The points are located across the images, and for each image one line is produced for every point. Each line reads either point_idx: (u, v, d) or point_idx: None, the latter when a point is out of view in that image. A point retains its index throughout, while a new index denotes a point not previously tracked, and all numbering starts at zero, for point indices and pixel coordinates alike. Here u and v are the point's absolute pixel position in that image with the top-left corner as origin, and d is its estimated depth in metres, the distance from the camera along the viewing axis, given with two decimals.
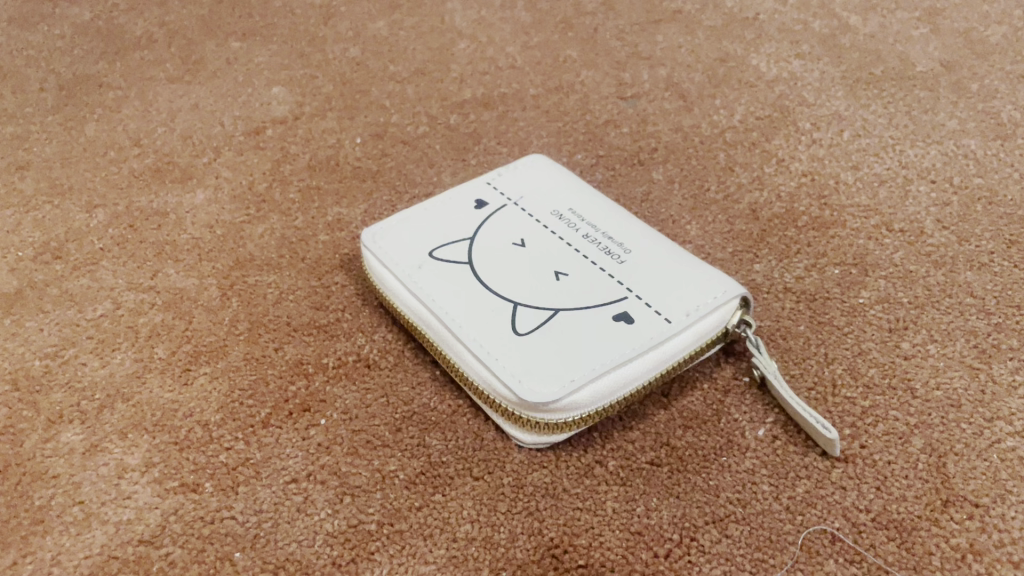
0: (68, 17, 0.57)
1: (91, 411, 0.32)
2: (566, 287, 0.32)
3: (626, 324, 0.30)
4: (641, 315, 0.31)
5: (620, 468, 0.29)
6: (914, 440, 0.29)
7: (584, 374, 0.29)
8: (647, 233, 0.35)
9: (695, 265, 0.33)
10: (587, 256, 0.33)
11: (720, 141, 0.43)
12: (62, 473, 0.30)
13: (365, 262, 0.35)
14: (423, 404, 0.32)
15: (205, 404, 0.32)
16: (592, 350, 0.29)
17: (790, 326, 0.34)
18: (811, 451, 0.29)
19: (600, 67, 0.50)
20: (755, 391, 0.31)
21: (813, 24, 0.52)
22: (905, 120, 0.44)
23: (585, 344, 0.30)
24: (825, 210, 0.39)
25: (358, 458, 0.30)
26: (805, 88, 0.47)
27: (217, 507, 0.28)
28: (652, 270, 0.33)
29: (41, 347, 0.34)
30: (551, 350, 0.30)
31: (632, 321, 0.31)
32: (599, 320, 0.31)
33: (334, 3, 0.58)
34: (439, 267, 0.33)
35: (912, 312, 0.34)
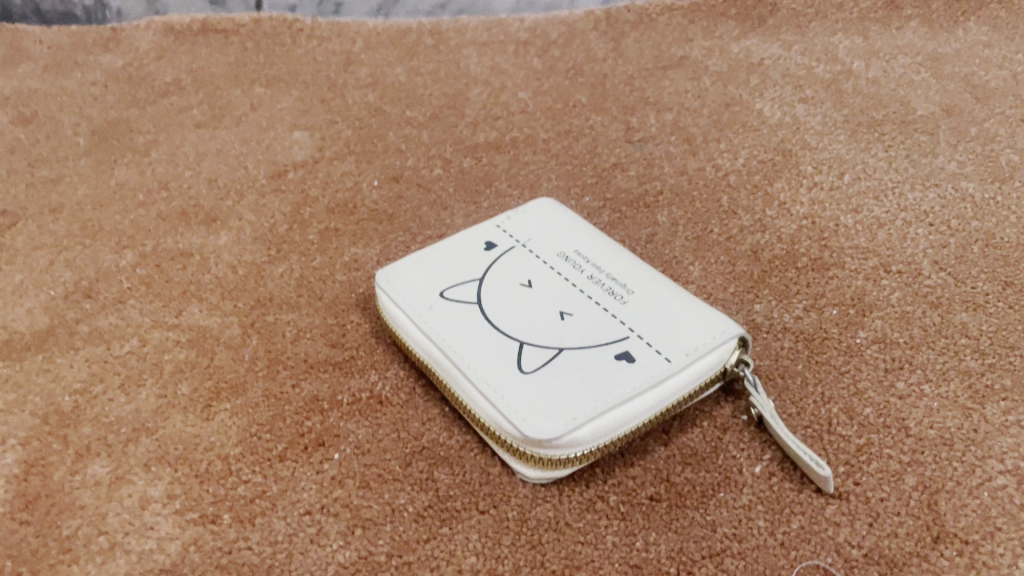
0: (101, 65, 0.60)
1: (117, 445, 0.33)
2: (570, 327, 0.33)
3: (628, 363, 0.32)
4: (642, 354, 0.32)
5: (620, 503, 0.30)
6: (907, 478, 0.30)
7: (586, 411, 0.30)
8: (650, 275, 0.36)
9: (695, 307, 0.34)
10: (592, 297, 0.35)
11: (724, 184, 0.45)
12: (89, 504, 0.31)
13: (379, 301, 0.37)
14: (432, 440, 0.33)
15: (226, 438, 0.33)
16: (594, 388, 0.31)
17: (788, 365, 0.35)
18: (806, 488, 0.30)
19: (609, 112, 0.52)
20: (753, 429, 0.32)
21: (817, 68, 0.54)
22: (905, 164, 0.45)
23: (587, 382, 0.31)
24: (825, 251, 0.40)
25: (370, 491, 0.31)
26: (808, 132, 0.48)
27: (235, 538, 0.30)
28: (653, 311, 0.34)
29: (71, 382, 0.36)
30: (555, 388, 0.31)
31: (633, 360, 0.32)
32: (602, 359, 0.32)
33: (354, 50, 0.60)
34: (449, 307, 0.35)
35: (907, 351, 0.35)
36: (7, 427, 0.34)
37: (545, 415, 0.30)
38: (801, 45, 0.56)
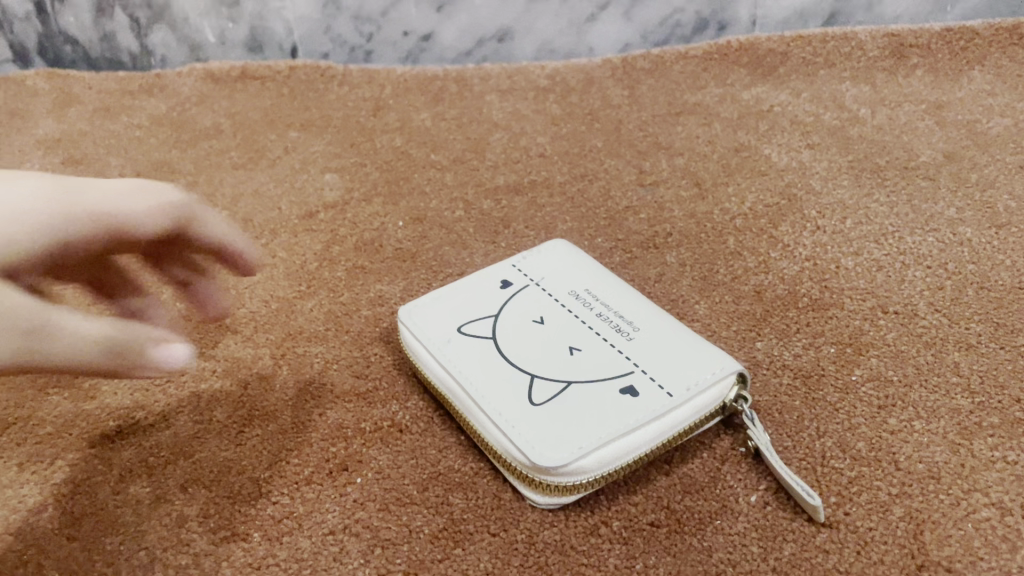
0: (146, 109, 0.64)
1: (157, 467, 0.36)
2: (579, 362, 0.36)
3: (631, 397, 0.34)
4: (645, 388, 0.34)
5: (623, 528, 0.32)
6: (895, 508, 0.32)
7: (591, 442, 0.32)
8: (655, 314, 0.38)
9: (697, 345, 0.36)
10: (600, 335, 0.37)
11: (730, 227, 0.47)
12: (131, 521, 0.34)
13: (400, 335, 0.39)
14: (448, 466, 0.35)
15: (257, 461, 0.36)
16: (599, 421, 0.33)
17: (786, 400, 0.37)
18: (798, 517, 0.32)
19: (623, 156, 0.54)
20: (750, 461, 0.34)
21: (824, 115, 0.56)
22: (906, 209, 0.47)
23: (593, 415, 0.33)
24: (825, 292, 0.42)
25: (389, 513, 0.33)
26: (813, 177, 0.51)
27: (264, 554, 0.32)
28: (657, 349, 0.36)
29: (115, 409, 0.39)
30: (562, 420, 0.33)
31: (637, 394, 0.34)
32: (608, 393, 0.34)
33: (384, 96, 0.64)
34: (466, 342, 0.37)
35: (900, 389, 0.37)
36: (57, 449, 0.37)
37: (553, 444, 0.32)
38: (810, 93, 0.59)
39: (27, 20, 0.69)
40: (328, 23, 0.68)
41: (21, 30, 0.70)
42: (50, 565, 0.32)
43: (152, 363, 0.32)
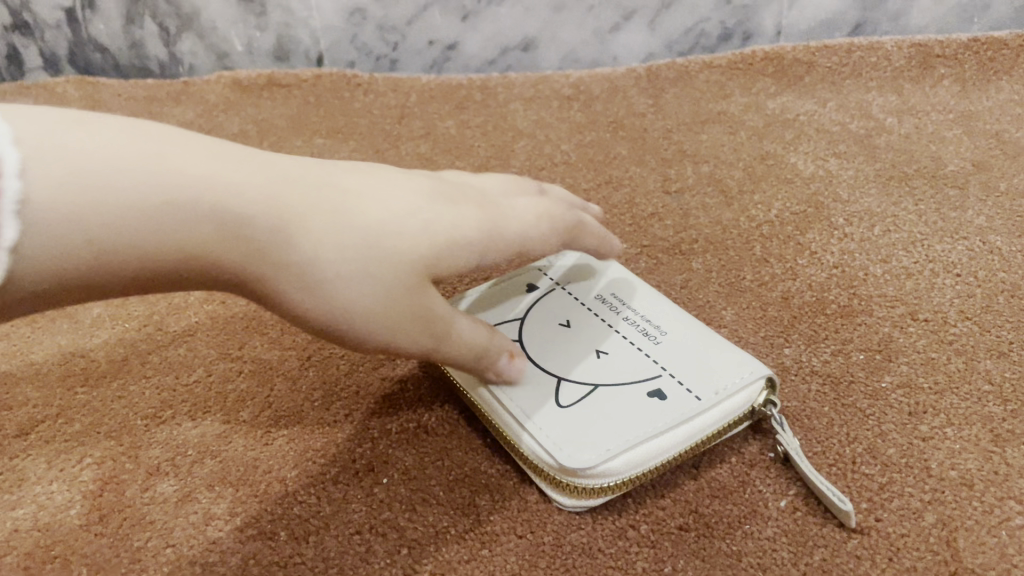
0: (173, 116, 0.64)
1: (184, 466, 0.36)
2: (607, 366, 0.35)
3: (660, 400, 0.34)
4: (674, 392, 0.34)
5: (651, 531, 0.32)
6: (927, 515, 0.32)
7: (619, 444, 0.32)
8: (683, 318, 0.38)
9: (727, 350, 0.36)
10: (627, 339, 0.37)
11: (757, 234, 0.47)
12: (158, 519, 0.34)
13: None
14: (474, 468, 0.35)
15: (283, 461, 0.36)
16: (628, 423, 0.33)
17: (815, 406, 0.36)
18: (829, 523, 0.32)
19: (648, 164, 0.54)
20: (779, 466, 0.34)
21: (850, 124, 0.56)
22: (934, 217, 0.47)
23: (622, 417, 0.33)
24: (854, 299, 0.42)
25: (416, 514, 0.33)
26: (840, 185, 0.50)
27: (290, 553, 0.32)
28: (686, 353, 0.36)
29: (142, 408, 0.39)
30: (590, 423, 0.33)
31: (665, 398, 0.34)
32: (637, 396, 0.34)
33: (408, 104, 0.64)
34: None
35: (931, 396, 0.36)
36: (85, 447, 0.37)
37: (582, 446, 0.32)
38: (836, 102, 0.58)
39: (58, 28, 0.70)
40: (354, 32, 0.69)
41: (51, 38, 0.71)
42: (78, 562, 0.32)
43: (510, 373, 0.34)
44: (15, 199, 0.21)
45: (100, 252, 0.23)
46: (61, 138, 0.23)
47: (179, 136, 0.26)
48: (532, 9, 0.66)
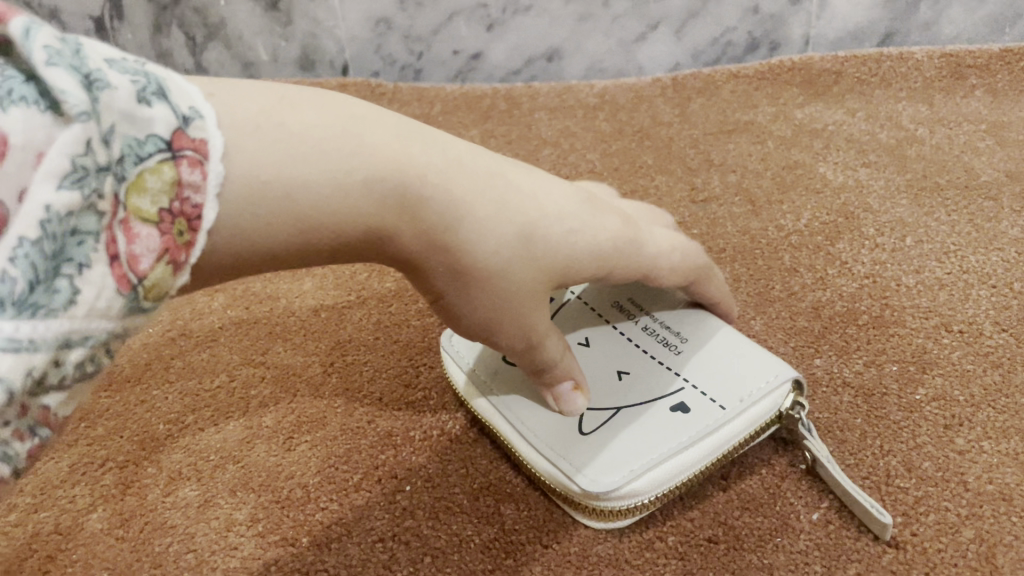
0: None
1: (206, 471, 0.36)
2: (627, 385, 0.35)
3: (683, 414, 0.33)
4: (696, 405, 0.33)
5: (679, 543, 0.31)
6: (965, 530, 0.31)
7: (642, 465, 0.31)
8: (706, 321, 0.37)
9: (748, 353, 0.35)
10: (647, 352, 0.36)
11: (786, 243, 0.46)
12: (179, 523, 0.34)
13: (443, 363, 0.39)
14: (499, 477, 0.35)
15: (306, 467, 0.36)
16: (650, 442, 0.32)
17: (847, 418, 0.36)
18: (864, 537, 0.31)
19: (674, 173, 0.54)
20: (812, 478, 0.33)
21: (880, 134, 0.55)
22: (968, 228, 0.46)
23: (644, 437, 0.32)
24: (886, 309, 0.41)
25: (439, 522, 0.33)
26: (870, 195, 0.49)
27: (313, 560, 0.32)
28: (707, 362, 0.35)
29: (165, 413, 0.39)
30: (611, 445, 0.32)
31: (689, 411, 0.33)
32: (658, 413, 0.33)
33: (433, 113, 0.64)
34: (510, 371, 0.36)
35: (967, 409, 0.35)
36: (107, 450, 0.37)
37: (603, 471, 0.31)
38: (865, 112, 0.58)
39: None
40: (380, 42, 0.69)
41: None
42: (99, 566, 0.32)
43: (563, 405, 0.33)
44: (219, 182, 0.21)
45: (245, 241, 0.23)
46: (222, 129, 0.22)
47: (337, 127, 0.25)
48: (558, 19, 0.66)
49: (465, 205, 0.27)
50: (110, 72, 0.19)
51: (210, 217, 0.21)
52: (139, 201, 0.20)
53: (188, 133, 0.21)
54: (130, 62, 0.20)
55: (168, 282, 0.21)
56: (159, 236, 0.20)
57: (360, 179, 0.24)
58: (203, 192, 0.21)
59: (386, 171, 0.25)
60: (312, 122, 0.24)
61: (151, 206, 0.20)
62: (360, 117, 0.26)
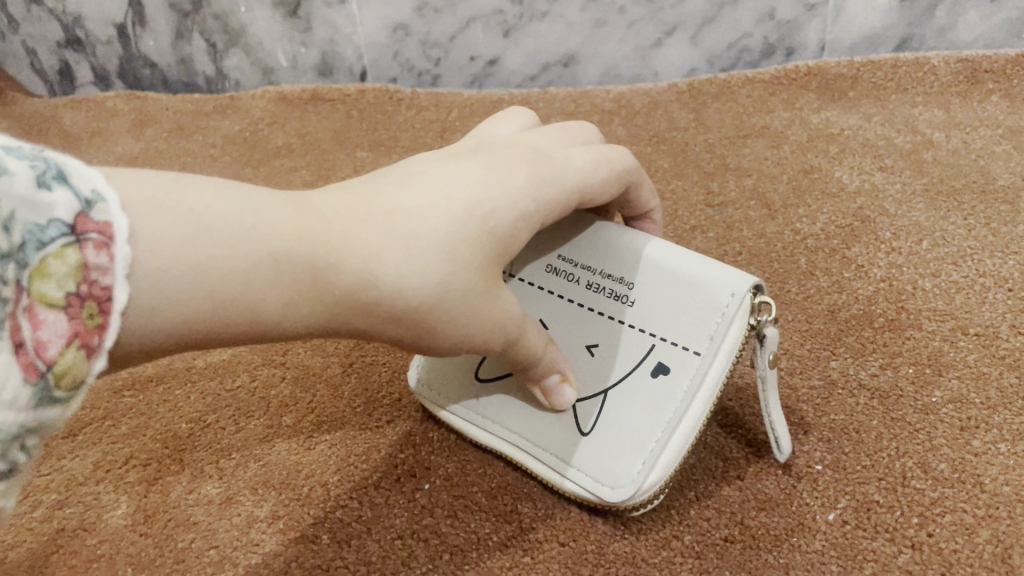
0: (221, 129, 0.66)
1: (228, 468, 0.36)
2: (602, 362, 0.33)
3: (665, 376, 0.32)
4: (674, 360, 0.31)
5: (695, 542, 0.31)
6: (981, 531, 0.31)
7: (651, 452, 0.31)
8: (626, 239, 0.33)
9: (692, 272, 0.32)
10: (604, 314, 0.33)
11: (802, 247, 0.46)
12: (202, 520, 0.34)
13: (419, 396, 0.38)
14: (516, 477, 0.35)
15: (325, 466, 0.36)
16: (647, 420, 0.32)
17: (863, 419, 0.36)
18: (880, 537, 0.31)
19: (690, 177, 0.54)
20: (828, 478, 0.33)
21: (896, 139, 0.55)
22: (984, 231, 0.46)
23: (639, 417, 0.32)
24: (902, 312, 0.41)
25: (457, 520, 0.33)
26: (886, 199, 0.50)
27: (333, 557, 0.32)
28: (661, 298, 0.32)
29: (187, 412, 0.40)
30: (613, 442, 0.32)
31: (668, 371, 0.31)
32: (641, 386, 0.32)
33: (451, 119, 0.65)
34: (492, 391, 0.36)
35: (984, 411, 0.35)
36: (131, 448, 0.38)
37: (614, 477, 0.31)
38: (881, 117, 0.58)
39: (109, 44, 0.72)
40: (397, 48, 0.70)
41: (103, 54, 0.73)
42: (124, 561, 0.33)
43: (551, 393, 0.33)
44: (127, 263, 0.21)
45: (168, 318, 0.23)
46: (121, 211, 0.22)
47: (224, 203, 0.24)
48: (574, 25, 0.66)
49: (374, 256, 0.26)
50: (8, 159, 0.20)
51: (122, 298, 0.21)
52: (48, 287, 0.20)
53: (92, 217, 0.21)
54: (29, 150, 0.21)
55: (83, 367, 0.21)
56: (67, 320, 0.20)
57: (265, 267, 0.24)
58: (112, 274, 0.21)
59: (286, 241, 0.25)
60: (198, 203, 0.24)
61: (55, 291, 0.20)
62: (252, 194, 0.25)
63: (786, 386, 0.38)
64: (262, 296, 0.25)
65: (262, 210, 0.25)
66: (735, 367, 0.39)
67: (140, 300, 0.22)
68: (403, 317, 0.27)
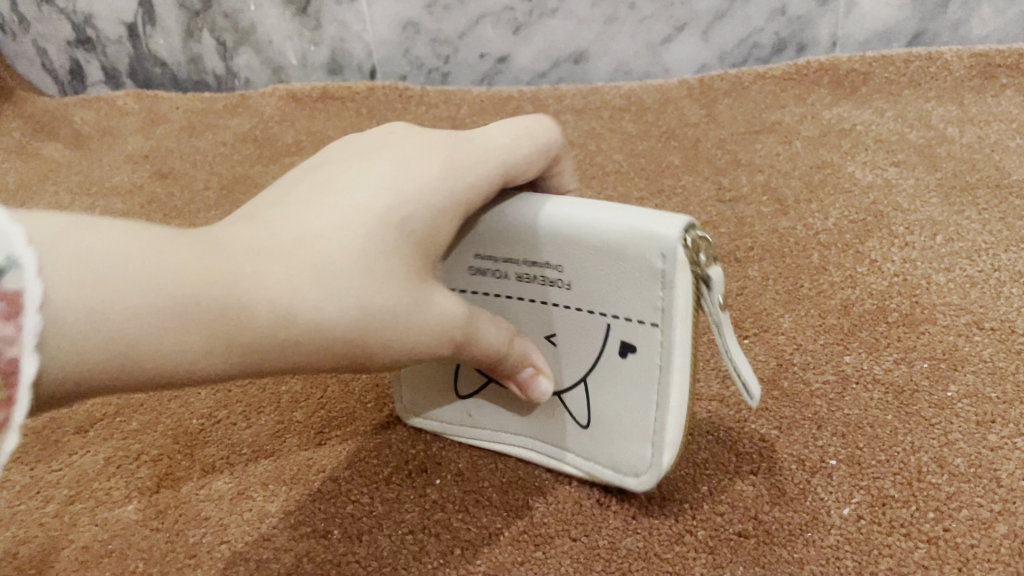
0: (231, 127, 0.66)
1: (239, 464, 0.36)
2: (570, 349, 0.32)
3: (633, 354, 0.30)
4: (637, 338, 0.29)
5: (708, 537, 0.31)
6: (998, 525, 0.30)
7: (656, 435, 0.31)
8: (533, 219, 0.30)
9: (610, 234, 0.28)
10: (554, 302, 0.31)
11: (814, 242, 0.46)
12: (213, 515, 0.34)
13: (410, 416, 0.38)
14: (527, 472, 0.35)
15: (336, 461, 0.36)
16: (637, 401, 0.31)
17: (877, 415, 0.35)
18: (896, 532, 0.30)
19: (701, 173, 0.54)
20: (842, 473, 0.33)
21: (909, 134, 0.55)
22: (999, 225, 0.46)
23: (629, 399, 0.31)
24: (916, 307, 0.41)
25: (469, 515, 0.33)
26: (900, 194, 0.49)
27: (343, 552, 0.32)
28: (596, 274, 0.29)
29: (198, 408, 0.40)
30: (616, 435, 0.32)
31: (635, 349, 0.30)
32: (618, 370, 0.31)
33: (460, 116, 0.65)
34: (480, 401, 0.36)
35: (1000, 406, 0.35)
36: (142, 444, 0.38)
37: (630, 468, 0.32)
38: (894, 112, 0.58)
39: (120, 43, 0.73)
40: (407, 46, 0.70)
41: (114, 53, 0.74)
42: (134, 555, 0.32)
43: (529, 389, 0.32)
44: (36, 334, 0.20)
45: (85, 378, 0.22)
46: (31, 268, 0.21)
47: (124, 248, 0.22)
48: (584, 22, 0.66)
49: (290, 287, 0.24)
50: None
51: (31, 370, 0.20)
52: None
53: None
54: None
55: None
56: None
57: (188, 316, 0.23)
58: (16, 346, 0.20)
59: (198, 284, 0.23)
60: (98, 248, 0.22)
61: None
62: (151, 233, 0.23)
63: (799, 380, 0.37)
64: (188, 352, 0.23)
65: (168, 256, 0.23)
66: (747, 362, 0.39)
67: (51, 363, 0.21)
68: (332, 350, 0.26)
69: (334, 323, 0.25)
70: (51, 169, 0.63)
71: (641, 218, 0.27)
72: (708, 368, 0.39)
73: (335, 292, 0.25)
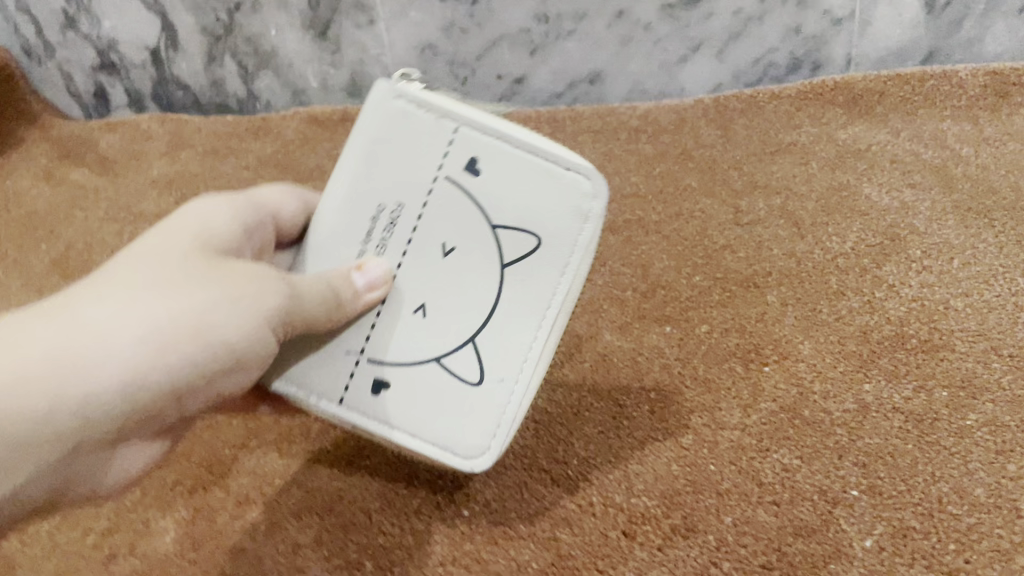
0: (253, 151, 0.67)
1: (272, 494, 0.37)
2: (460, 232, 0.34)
3: (479, 162, 0.34)
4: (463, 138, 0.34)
5: (733, 569, 0.32)
6: (1017, 557, 0.31)
7: (552, 159, 0.33)
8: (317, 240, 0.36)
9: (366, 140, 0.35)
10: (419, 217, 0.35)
11: (832, 266, 0.46)
12: (249, 547, 0.35)
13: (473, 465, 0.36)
14: (553, 502, 0.35)
15: (367, 492, 0.37)
16: (518, 167, 0.34)
17: (898, 444, 0.36)
18: (917, 564, 0.31)
19: (719, 196, 0.54)
20: (865, 504, 0.34)
21: (925, 154, 0.56)
22: (1016, 249, 0.46)
23: (518, 173, 0.34)
24: (934, 333, 0.41)
25: (499, 547, 0.34)
26: (916, 217, 0.50)
27: None
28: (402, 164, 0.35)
29: (229, 437, 0.40)
30: (548, 208, 0.34)
31: (472, 158, 0.34)
32: (492, 180, 0.34)
33: None
34: (489, 352, 0.35)
35: (1019, 435, 0.36)
36: (176, 474, 0.39)
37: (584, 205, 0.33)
38: (909, 132, 0.58)
39: (143, 68, 0.74)
40: (425, 68, 0.70)
41: (137, 77, 0.75)
42: None
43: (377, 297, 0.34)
44: None
45: None
46: None
47: None
48: (600, 43, 0.67)
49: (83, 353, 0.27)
50: None
51: None
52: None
53: None
54: None
55: None
56: None
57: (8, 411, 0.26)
58: None
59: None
60: None
61: None
62: None
63: (819, 409, 0.38)
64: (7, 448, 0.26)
65: None
66: (768, 391, 0.39)
67: None
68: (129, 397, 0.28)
69: (118, 385, 0.28)
70: (78, 195, 0.64)
71: (364, 110, 0.35)
72: (730, 396, 0.39)
73: (117, 350, 0.28)
